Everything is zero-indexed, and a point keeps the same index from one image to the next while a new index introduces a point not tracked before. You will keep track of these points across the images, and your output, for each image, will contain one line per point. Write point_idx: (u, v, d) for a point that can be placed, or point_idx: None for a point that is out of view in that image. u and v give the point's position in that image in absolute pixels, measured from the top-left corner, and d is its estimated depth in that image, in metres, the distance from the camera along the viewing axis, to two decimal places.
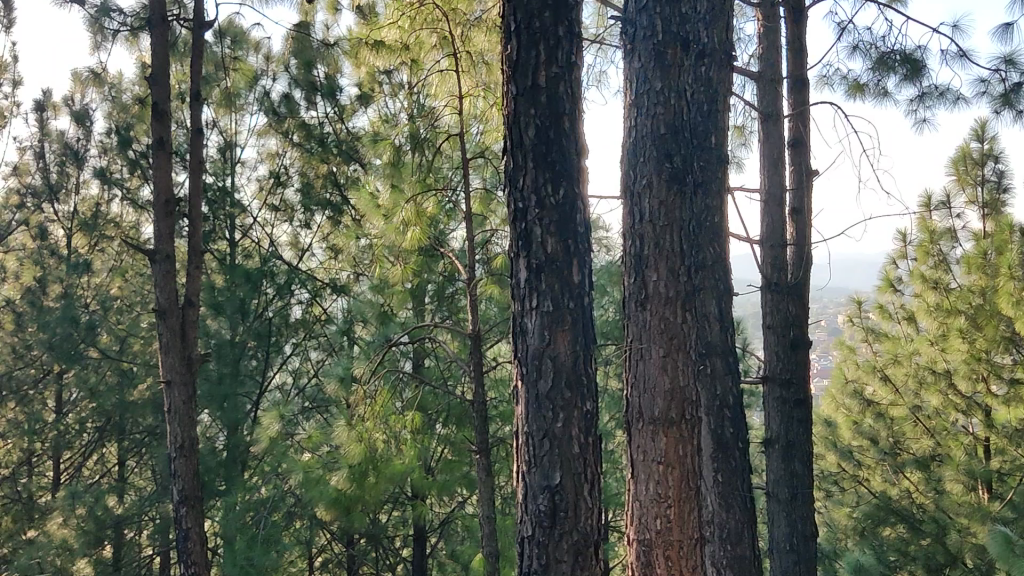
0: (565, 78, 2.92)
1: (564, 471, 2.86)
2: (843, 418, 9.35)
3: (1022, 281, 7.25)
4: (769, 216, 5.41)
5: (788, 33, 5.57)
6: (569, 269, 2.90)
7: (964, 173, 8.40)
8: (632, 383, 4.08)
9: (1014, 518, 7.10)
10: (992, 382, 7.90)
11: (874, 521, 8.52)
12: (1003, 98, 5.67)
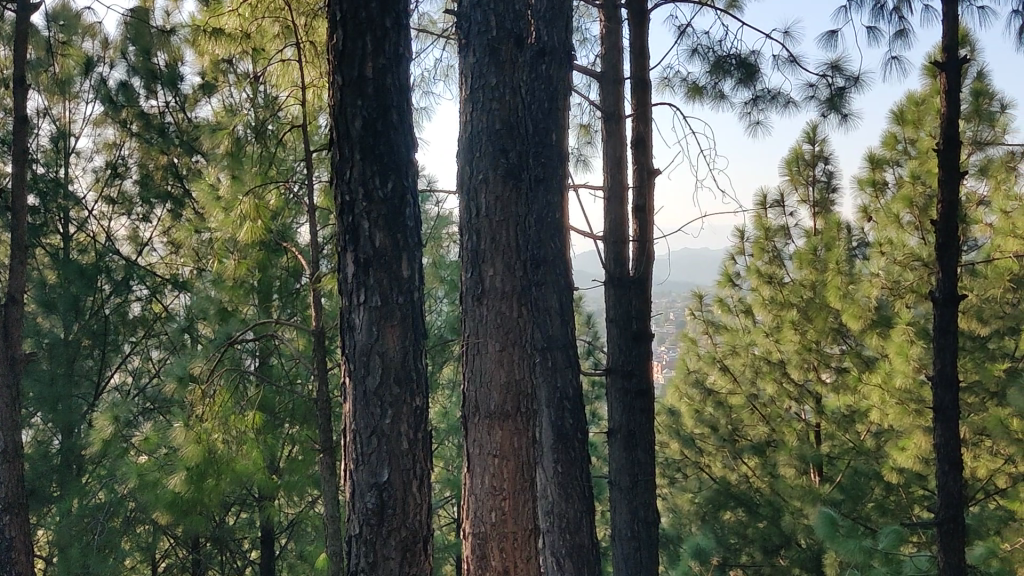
0: (391, 70, 2.88)
1: (392, 468, 2.84)
2: (685, 407, 9.57)
3: (849, 275, 7.68)
4: (611, 212, 5.52)
5: (630, 34, 5.66)
6: (398, 264, 2.87)
7: (796, 175, 8.76)
8: (468, 376, 4.01)
9: (841, 500, 7.66)
10: (822, 371, 8.53)
11: (715, 506, 8.80)
12: (830, 102, 5.97)
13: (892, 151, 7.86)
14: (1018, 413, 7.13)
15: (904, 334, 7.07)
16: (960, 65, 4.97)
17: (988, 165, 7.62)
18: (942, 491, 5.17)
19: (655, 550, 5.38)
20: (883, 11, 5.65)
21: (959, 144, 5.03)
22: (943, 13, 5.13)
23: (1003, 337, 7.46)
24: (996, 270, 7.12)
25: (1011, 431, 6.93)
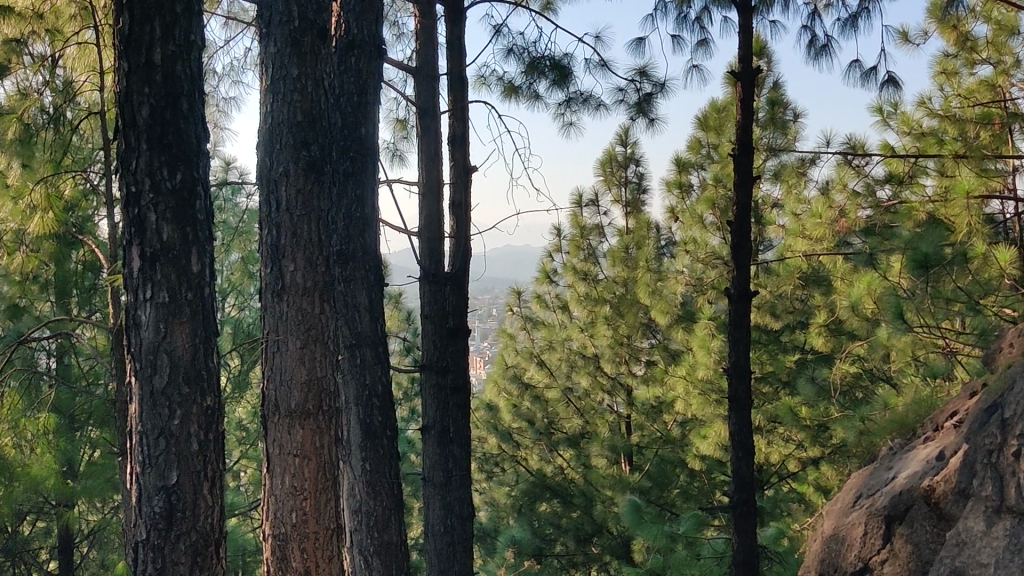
0: (182, 58, 2.76)
1: (181, 470, 2.75)
2: (503, 403, 9.54)
3: (657, 272, 8.01)
4: (428, 207, 5.48)
5: (447, 31, 5.65)
6: (187, 258, 2.77)
7: (609, 175, 9.09)
8: (268, 374, 3.90)
9: (649, 487, 7.97)
10: (632, 364, 8.91)
11: (531, 498, 8.91)
12: (639, 107, 6.19)
13: (696, 155, 8.24)
14: (806, 402, 7.65)
15: (707, 329, 7.51)
16: (754, 75, 5.29)
17: (782, 170, 8.12)
18: (736, 476, 5.43)
19: (469, 545, 5.44)
20: (687, 21, 5.91)
21: (751, 149, 5.35)
22: (739, 25, 5.44)
23: (795, 331, 7.94)
24: (787, 268, 7.53)
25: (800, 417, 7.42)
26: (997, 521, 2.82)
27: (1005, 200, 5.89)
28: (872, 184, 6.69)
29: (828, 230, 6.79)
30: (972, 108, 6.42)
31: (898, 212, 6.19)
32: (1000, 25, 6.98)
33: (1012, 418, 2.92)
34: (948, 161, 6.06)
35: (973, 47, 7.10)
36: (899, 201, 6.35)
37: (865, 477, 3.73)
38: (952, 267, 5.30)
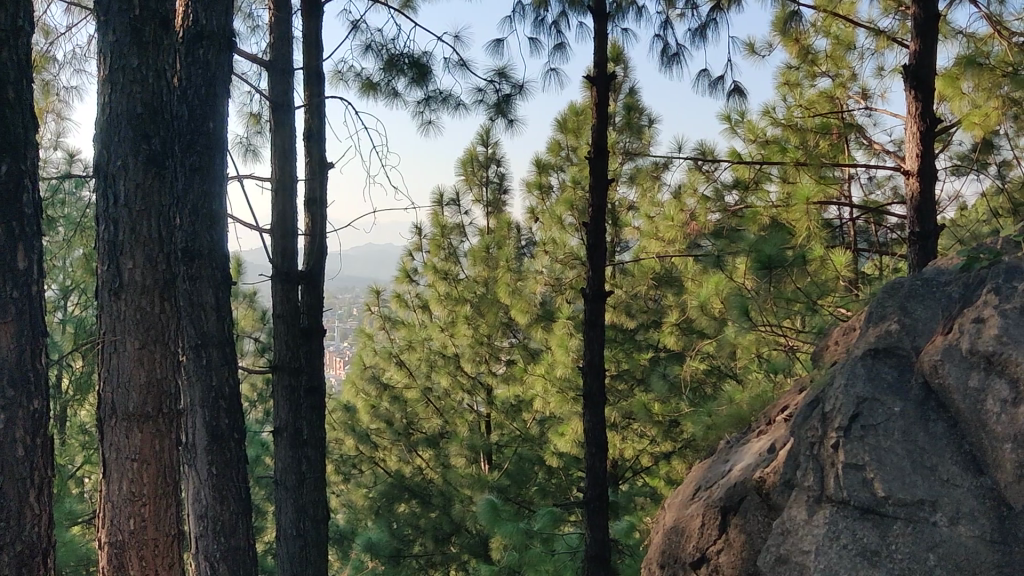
0: (9, 43, 2.62)
1: (4, 478, 2.61)
2: (361, 404, 9.24)
3: (516, 273, 8.12)
4: (282, 203, 5.28)
5: (303, 25, 5.54)
6: (14, 254, 2.62)
7: (471, 175, 9.17)
8: (103, 376, 3.72)
9: (508, 485, 8.05)
10: (492, 364, 9.02)
11: (389, 499, 8.92)
12: (498, 107, 6.24)
13: (556, 157, 8.39)
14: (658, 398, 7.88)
15: (565, 327, 7.70)
16: (608, 80, 5.42)
17: (637, 173, 8.36)
18: (591, 472, 5.55)
19: (323, 546, 5.39)
20: (545, 24, 6.01)
21: (606, 151, 5.47)
22: (595, 31, 5.57)
23: (648, 330, 8.21)
24: (641, 268, 7.82)
25: (652, 413, 7.64)
26: (819, 509, 2.80)
27: (842, 206, 6.23)
28: (720, 189, 6.90)
29: (679, 233, 6.93)
30: (813, 118, 6.76)
31: (745, 216, 6.39)
32: (839, 40, 7.38)
33: (832, 411, 2.89)
34: (790, 168, 6.35)
35: (814, 60, 7.49)
36: (745, 205, 6.59)
37: (704, 470, 3.81)
38: (792, 268, 5.53)
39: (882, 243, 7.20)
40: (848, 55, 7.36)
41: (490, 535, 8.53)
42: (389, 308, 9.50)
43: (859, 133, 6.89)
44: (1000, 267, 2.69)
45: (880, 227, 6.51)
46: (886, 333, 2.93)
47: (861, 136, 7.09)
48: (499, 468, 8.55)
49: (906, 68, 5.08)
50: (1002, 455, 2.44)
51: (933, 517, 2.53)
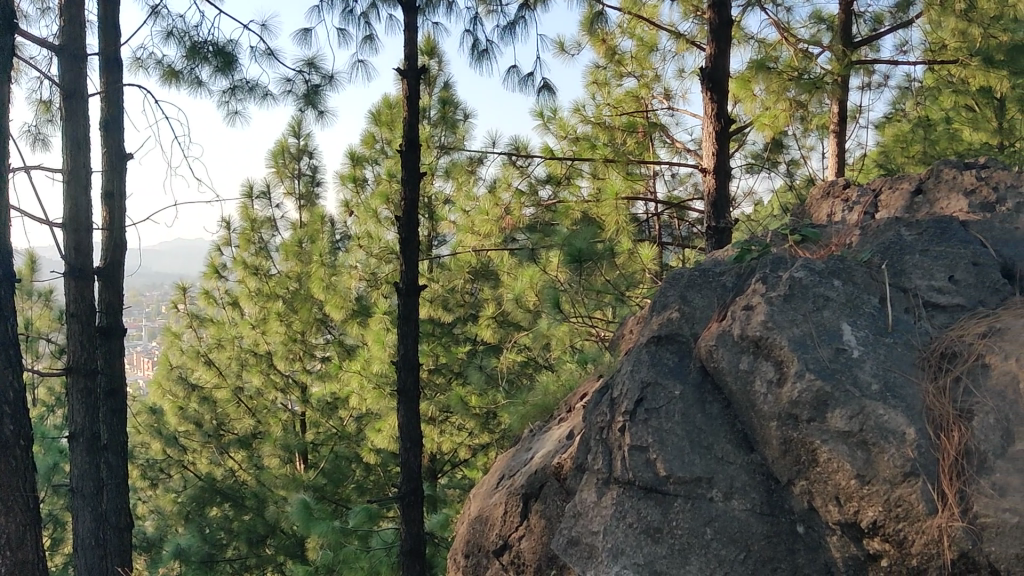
0: None
1: None
2: (167, 406, 8.74)
3: (331, 267, 7.99)
4: (75, 196, 4.97)
5: (97, 8, 5.21)
6: None
7: (282, 167, 8.97)
8: None
9: (324, 484, 7.91)
10: (306, 361, 8.90)
11: (200, 503, 8.57)
12: (308, 99, 6.11)
13: (370, 151, 8.36)
14: (475, 390, 7.96)
15: (382, 323, 7.63)
16: (419, 73, 5.42)
17: (452, 167, 8.42)
18: (406, 467, 5.49)
19: (125, 555, 5.11)
20: (356, 16, 5.94)
21: (417, 145, 5.47)
22: (404, 24, 5.55)
23: (465, 324, 8.39)
24: (457, 262, 7.86)
25: (469, 406, 7.76)
26: (607, 492, 2.33)
27: (647, 202, 6.46)
28: (534, 183, 7.00)
29: (494, 227, 6.93)
30: (620, 117, 7.08)
31: (558, 211, 6.53)
32: (643, 42, 7.68)
33: (618, 394, 2.42)
34: (600, 164, 6.54)
35: (621, 60, 7.76)
36: (558, 201, 6.78)
37: (510, 458, 3.64)
38: (602, 262, 5.71)
39: (686, 238, 7.56)
40: (652, 57, 7.70)
41: (305, 535, 8.29)
42: (196, 307, 9.16)
43: (664, 132, 7.30)
44: (768, 258, 2.42)
45: (683, 222, 6.84)
46: (665, 320, 2.47)
47: (665, 134, 7.41)
48: (314, 467, 8.36)
49: (702, 71, 5.33)
50: (770, 432, 2.13)
51: (712, 494, 2.17)
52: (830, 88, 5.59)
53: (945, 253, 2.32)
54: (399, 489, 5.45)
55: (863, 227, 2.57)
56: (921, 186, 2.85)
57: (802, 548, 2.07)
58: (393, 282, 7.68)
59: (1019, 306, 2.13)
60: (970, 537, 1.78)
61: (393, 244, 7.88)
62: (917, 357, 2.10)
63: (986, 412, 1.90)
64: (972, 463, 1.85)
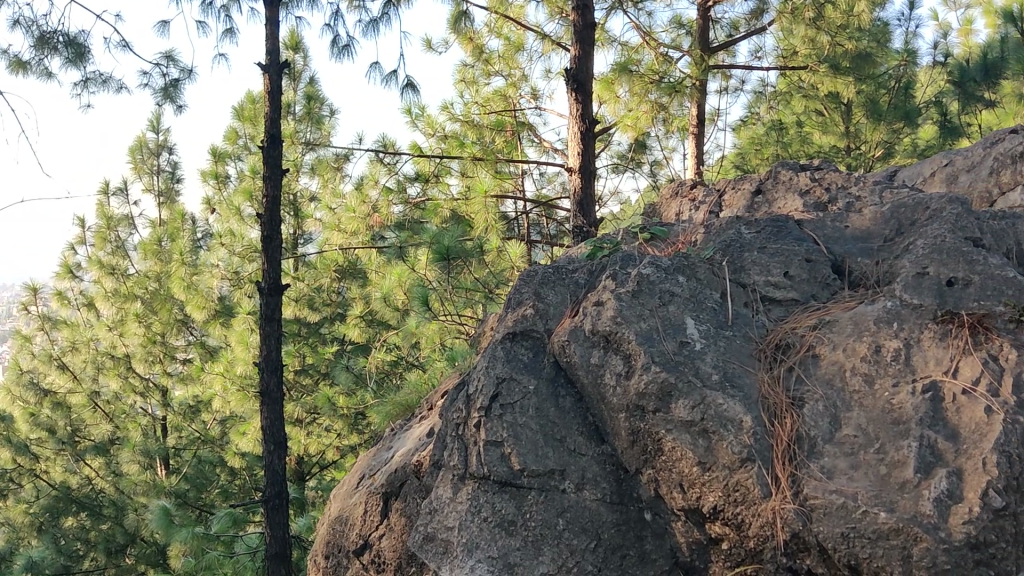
0: None
1: None
2: (18, 412, 8.22)
3: (192, 266, 7.77)
4: None
5: None
6: None
7: (140, 163, 8.67)
8: None
9: (187, 490, 7.65)
10: (167, 364, 8.71)
11: (54, 514, 7.94)
12: (165, 92, 5.92)
13: (233, 146, 8.18)
14: (343, 391, 7.86)
15: (246, 323, 7.47)
16: (282, 68, 5.31)
17: (317, 165, 8.32)
18: (271, 469, 5.37)
19: None
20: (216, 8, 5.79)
21: (281, 142, 5.37)
22: (266, 18, 5.45)
23: (333, 324, 8.43)
24: (324, 261, 7.67)
25: (337, 407, 7.66)
26: (462, 487, 2.26)
27: (515, 200, 6.51)
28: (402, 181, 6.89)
29: (361, 225, 6.82)
30: (488, 115, 7.13)
31: (427, 209, 6.42)
32: (510, 42, 7.76)
33: (472, 391, 2.37)
34: (468, 163, 6.49)
35: (488, 59, 7.81)
36: (426, 199, 6.62)
37: (370, 459, 3.56)
38: (471, 260, 5.74)
39: (553, 236, 7.65)
40: (519, 56, 7.80)
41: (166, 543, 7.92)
42: (48, 308, 8.92)
43: (530, 130, 7.39)
44: (618, 254, 2.46)
45: (550, 220, 6.93)
46: (519, 317, 2.45)
47: (532, 133, 7.51)
48: (176, 473, 8.09)
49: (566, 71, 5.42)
50: (619, 424, 2.17)
51: (564, 485, 2.18)
52: (690, 91, 5.81)
53: (781, 250, 2.44)
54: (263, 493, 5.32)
55: (707, 225, 2.67)
56: (761, 187, 2.99)
57: (649, 534, 2.15)
58: (257, 281, 7.51)
59: (847, 300, 2.29)
60: (800, 517, 1.86)
61: (257, 243, 7.64)
62: (754, 348, 2.24)
63: (816, 399, 2.04)
64: (803, 448, 1.97)
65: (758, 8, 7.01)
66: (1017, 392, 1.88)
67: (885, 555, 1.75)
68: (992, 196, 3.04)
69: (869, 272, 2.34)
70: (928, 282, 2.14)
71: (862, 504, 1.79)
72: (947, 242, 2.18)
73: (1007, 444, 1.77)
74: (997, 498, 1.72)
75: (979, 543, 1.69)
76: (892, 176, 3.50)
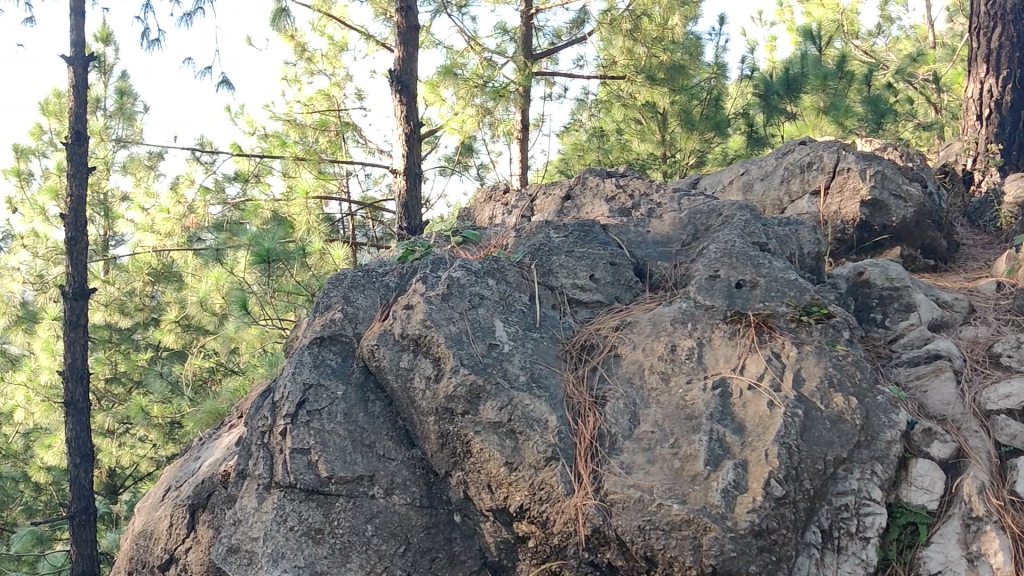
0: None
1: None
2: None
3: None
4: None
5: None
6: None
7: None
8: None
9: None
10: None
11: None
12: None
13: (37, 142, 7.70)
14: (158, 399, 7.54)
15: (51, 329, 7.02)
16: (88, 60, 5.01)
17: (130, 163, 7.96)
18: (77, 483, 5.07)
19: None
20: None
21: (87, 139, 5.08)
22: (71, 8, 5.15)
23: (147, 330, 8.08)
24: (136, 264, 7.43)
25: (152, 417, 7.34)
26: (267, 496, 2.18)
27: (339, 201, 6.40)
28: (220, 181, 6.67)
29: (176, 226, 6.57)
30: (312, 116, 7.01)
31: (246, 209, 6.23)
32: (334, 41, 7.66)
33: (278, 398, 2.29)
34: (290, 162, 6.27)
35: (311, 58, 7.68)
36: (245, 199, 6.42)
37: (176, 470, 3.40)
38: (293, 262, 5.61)
39: (379, 238, 7.59)
40: (342, 56, 7.70)
41: None
42: None
43: (355, 131, 7.31)
44: (429, 258, 2.45)
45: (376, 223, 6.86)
46: (327, 322, 2.38)
47: (357, 134, 7.44)
48: None
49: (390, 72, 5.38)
50: (428, 427, 2.16)
51: (373, 491, 2.16)
52: (514, 96, 5.87)
53: (586, 253, 2.50)
54: (69, 509, 4.99)
55: (517, 229, 2.70)
56: (570, 193, 3.07)
57: (458, 536, 2.16)
58: (61, 284, 7.07)
59: (648, 302, 2.40)
60: (601, 513, 1.92)
61: (62, 245, 7.33)
62: (560, 349, 2.29)
63: (617, 399, 2.13)
64: (604, 444, 2.04)
65: (579, 18, 7.19)
66: (797, 387, 2.01)
67: (677, 546, 1.82)
68: (783, 202, 3.24)
69: (668, 275, 2.48)
70: (719, 284, 2.27)
71: (657, 497, 1.87)
72: (737, 246, 2.33)
73: (787, 436, 1.90)
74: (777, 487, 1.83)
75: (763, 530, 1.80)
76: (697, 183, 3.66)
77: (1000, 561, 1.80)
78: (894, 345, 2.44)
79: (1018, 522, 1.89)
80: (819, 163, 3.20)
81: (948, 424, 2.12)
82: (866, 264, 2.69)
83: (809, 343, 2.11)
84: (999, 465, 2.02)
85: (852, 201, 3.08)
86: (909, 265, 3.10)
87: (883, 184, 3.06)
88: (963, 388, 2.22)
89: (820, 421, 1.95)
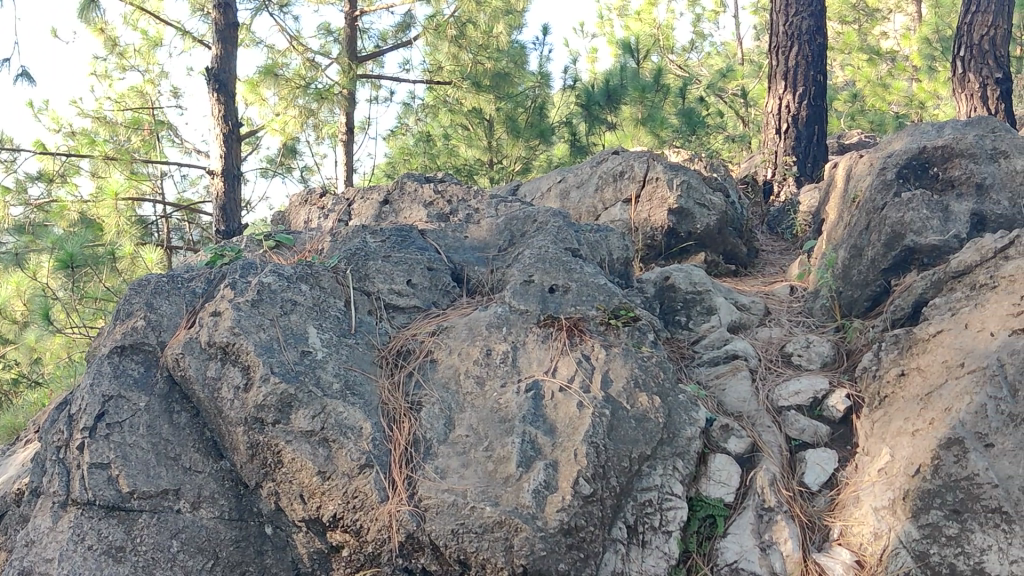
0: None
1: None
2: None
3: None
4: None
5: None
6: None
7: None
8: None
9: None
10: None
11: None
12: None
13: None
14: None
15: None
16: None
17: None
18: None
19: None
20: None
21: None
22: None
23: None
24: None
25: None
26: (63, 515, 2.04)
27: (153, 202, 6.11)
28: (21, 180, 6.26)
29: None
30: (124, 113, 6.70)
31: (50, 211, 5.87)
32: (147, 37, 7.34)
33: (74, 410, 2.16)
34: (99, 161, 5.94)
35: (123, 53, 7.33)
36: (49, 199, 6.04)
37: None
38: (101, 266, 5.30)
39: (196, 242, 7.30)
40: (156, 52, 7.39)
41: None
42: None
43: (169, 130, 7.04)
44: (238, 263, 2.37)
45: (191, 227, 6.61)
46: (128, 330, 2.27)
47: (172, 133, 7.16)
48: None
49: (208, 70, 5.19)
50: (237, 438, 2.08)
51: (179, 505, 2.08)
52: (338, 99, 5.80)
53: (403, 258, 2.49)
54: None
55: (332, 234, 2.66)
56: (388, 197, 3.05)
57: (270, 548, 2.10)
58: None
59: (464, 306, 2.43)
60: (414, 518, 1.91)
61: None
62: (375, 355, 2.28)
63: (431, 403, 2.14)
64: (418, 450, 2.05)
65: (405, 22, 7.18)
66: (605, 388, 2.08)
67: (489, 548, 1.84)
68: (597, 210, 3.35)
69: (485, 280, 2.52)
70: (533, 289, 2.33)
71: (470, 500, 1.88)
72: (549, 252, 2.40)
73: (594, 435, 1.96)
74: (585, 486, 1.89)
75: (571, 529, 1.84)
76: (515, 190, 3.72)
77: (789, 548, 1.93)
78: (696, 346, 2.56)
79: (805, 511, 2.05)
80: (629, 172, 3.32)
81: (744, 420, 2.24)
82: (672, 269, 2.80)
83: (617, 345, 2.19)
84: (788, 458, 2.16)
85: (660, 210, 3.20)
86: (712, 270, 3.23)
87: (688, 193, 3.21)
88: (756, 386, 2.35)
89: (625, 420, 2.03)
